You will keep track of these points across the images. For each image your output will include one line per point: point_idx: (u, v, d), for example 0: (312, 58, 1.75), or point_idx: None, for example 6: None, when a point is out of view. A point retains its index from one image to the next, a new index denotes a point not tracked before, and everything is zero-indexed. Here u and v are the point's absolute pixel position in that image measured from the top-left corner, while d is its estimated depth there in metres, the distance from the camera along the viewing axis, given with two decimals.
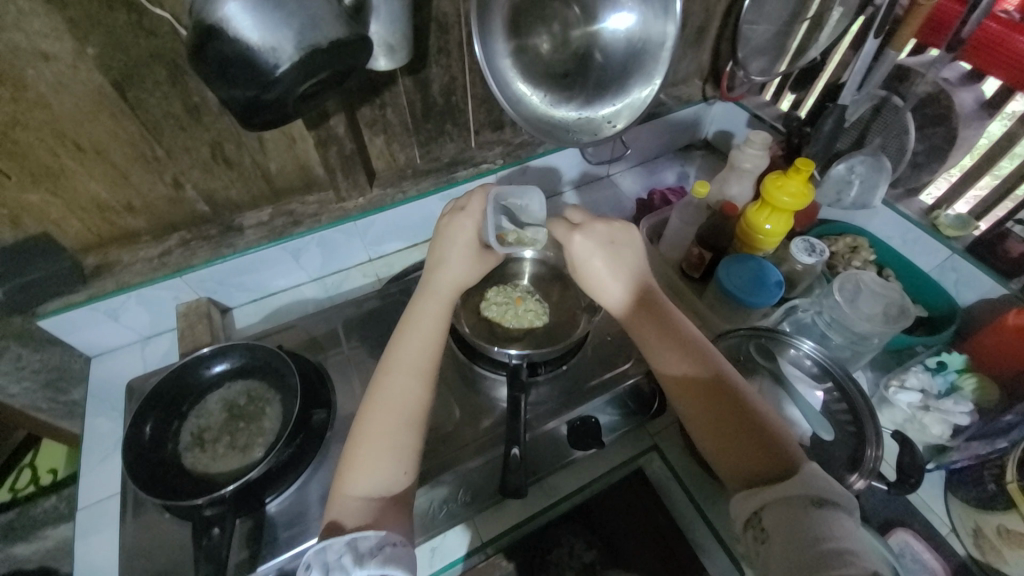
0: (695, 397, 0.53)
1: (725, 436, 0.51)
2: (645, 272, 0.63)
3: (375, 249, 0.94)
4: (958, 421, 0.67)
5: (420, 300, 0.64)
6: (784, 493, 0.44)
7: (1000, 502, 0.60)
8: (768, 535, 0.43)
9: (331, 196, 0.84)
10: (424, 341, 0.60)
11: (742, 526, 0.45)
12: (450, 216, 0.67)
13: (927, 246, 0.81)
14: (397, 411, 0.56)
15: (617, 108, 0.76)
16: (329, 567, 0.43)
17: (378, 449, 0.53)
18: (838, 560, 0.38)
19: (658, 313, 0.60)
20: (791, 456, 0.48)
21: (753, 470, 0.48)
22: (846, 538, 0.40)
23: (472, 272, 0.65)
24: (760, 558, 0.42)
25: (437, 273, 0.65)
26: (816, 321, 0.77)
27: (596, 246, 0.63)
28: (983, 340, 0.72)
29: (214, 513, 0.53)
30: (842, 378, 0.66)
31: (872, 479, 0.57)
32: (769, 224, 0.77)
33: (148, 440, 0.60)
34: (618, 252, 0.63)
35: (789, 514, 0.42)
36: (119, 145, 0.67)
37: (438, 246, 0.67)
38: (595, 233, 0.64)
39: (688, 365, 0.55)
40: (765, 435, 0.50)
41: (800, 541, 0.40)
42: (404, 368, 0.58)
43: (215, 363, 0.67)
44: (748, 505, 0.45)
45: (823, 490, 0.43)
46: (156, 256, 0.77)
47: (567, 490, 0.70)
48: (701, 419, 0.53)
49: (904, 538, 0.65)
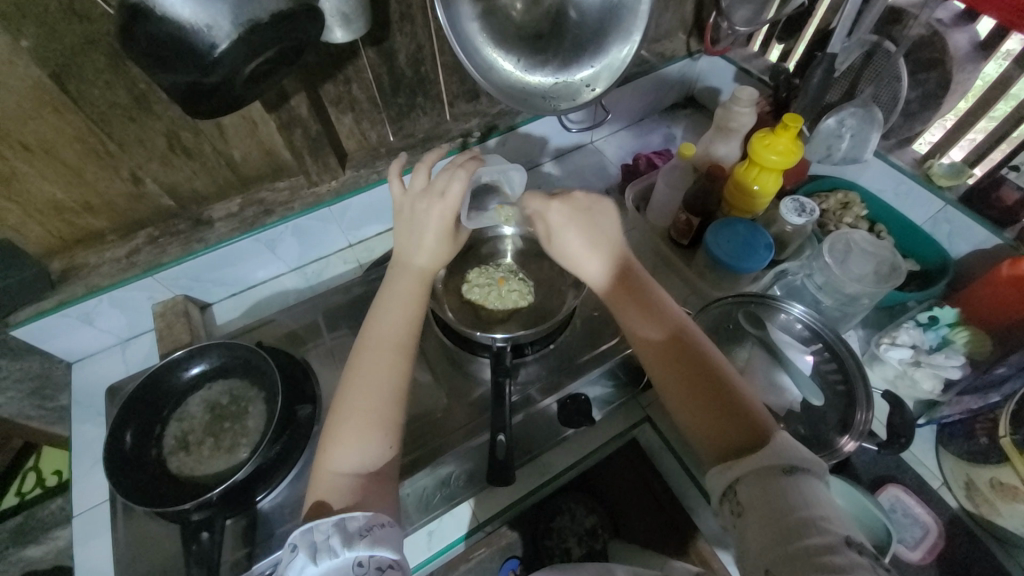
0: (669, 369, 0.53)
1: (701, 408, 0.50)
2: (623, 246, 0.62)
3: (354, 233, 0.91)
4: (950, 375, 0.67)
5: (390, 281, 0.63)
6: (756, 464, 0.43)
7: (994, 456, 0.60)
8: (744, 508, 0.42)
9: (303, 181, 0.80)
10: (399, 319, 0.59)
11: (718, 500, 0.45)
12: (420, 195, 0.63)
13: (920, 197, 0.80)
14: (379, 388, 0.54)
15: (596, 70, 0.71)
16: (317, 547, 0.43)
17: (362, 424, 0.52)
18: (811, 528, 0.38)
19: (634, 286, 0.59)
20: (764, 425, 0.47)
21: (728, 442, 0.47)
22: (817, 504, 0.40)
23: (445, 254, 0.64)
24: (738, 530, 0.42)
25: (407, 252, 0.63)
26: (807, 284, 0.76)
27: (571, 222, 0.62)
28: (977, 292, 0.70)
29: (201, 517, 0.54)
30: (833, 340, 0.65)
31: (862, 440, 0.57)
32: (758, 183, 0.75)
33: (131, 447, 0.59)
34: (597, 229, 0.62)
35: (763, 483, 0.42)
36: (68, 141, 0.63)
37: (407, 224, 0.64)
38: (573, 204, 0.63)
39: (663, 337, 0.55)
40: (739, 407, 0.49)
41: (774, 510, 0.40)
42: (381, 347, 0.57)
43: (192, 365, 0.65)
44: (722, 479, 0.45)
45: (796, 456, 0.43)
46: (124, 255, 0.73)
47: (561, 467, 0.69)
48: (675, 391, 0.52)
49: (896, 494, 0.67)
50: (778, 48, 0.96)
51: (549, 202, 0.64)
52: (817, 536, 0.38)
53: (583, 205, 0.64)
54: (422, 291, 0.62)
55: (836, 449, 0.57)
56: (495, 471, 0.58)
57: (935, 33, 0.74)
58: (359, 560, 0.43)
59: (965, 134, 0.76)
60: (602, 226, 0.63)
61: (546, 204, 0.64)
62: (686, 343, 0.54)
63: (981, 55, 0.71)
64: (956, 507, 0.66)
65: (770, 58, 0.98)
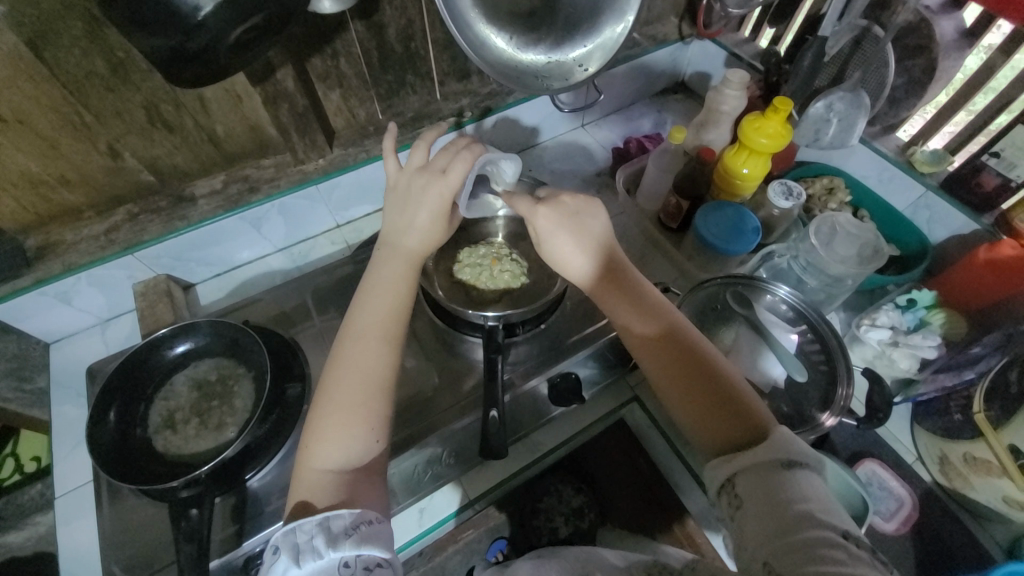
0: (663, 360, 0.53)
1: (693, 399, 0.51)
2: (615, 247, 0.60)
3: (341, 214, 0.89)
4: (926, 355, 0.70)
5: (377, 265, 0.61)
6: (758, 458, 0.44)
7: (967, 432, 0.64)
8: (744, 498, 0.43)
9: (289, 159, 0.78)
10: (385, 308, 0.57)
11: (717, 493, 0.45)
12: (417, 173, 0.62)
13: (902, 182, 0.81)
14: (365, 378, 0.53)
15: (589, 49, 0.71)
16: (300, 549, 0.43)
17: (343, 418, 0.51)
18: (813, 519, 0.39)
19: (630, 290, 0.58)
20: (759, 420, 0.48)
21: (728, 440, 0.48)
22: (816, 496, 0.41)
23: (438, 237, 0.62)
24: (735, 521, 0.43)
25: (394, 234, 0.61)
26: (792, 266, 0.78)
27: (562, 226, 0.59)
28: (953, 277, 0.73)
29: (190, 494, 0.53)
30: (816, 320, 0.67)
31: (842, 415, 0.59)
32: (746, 167, 0.75)
33: (114, 427, 0.58)
34: (590, 236, 0.59)
35: (761, 477, 0.43)
36: (43, 112, 0.60)
37: (398, 203, 0.62)
38: (562, 208, 0.60)
39: (668, 344, 0.54)
40: (737, 406, 0.49)
41: (773, 499, 0.41)
42: (368, 334, 0.55)
43: (177, 343, 0.64)
44: (722, 471, 0.45)
45: (794, 452, 0.44)
46: (103, 232, 0.71)
47: (551, 445, 0.70)
48: (667, 381, 0.52)
49: (872, 468, 0.71)
50: (769, 33, 0.96)
51: (536, 208, 0.60)
52: (814, 522, 0.39)
53: (572, 210, 0.60)
54: (411, 276, 0.60)
55: (817, 424, 0.59)
56: (492, 445, 0.59)
57: (922, 20, 0.74)
58: (345, 560, 0.42)
59: (946, 124, 0.76)
60: (579, 215, 0.60)
61: (535, 211, 0.60)
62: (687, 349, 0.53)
63: (966, 43, 0.71)
64: (929, 482, 0.69)
65: (760, 44, 0.98)
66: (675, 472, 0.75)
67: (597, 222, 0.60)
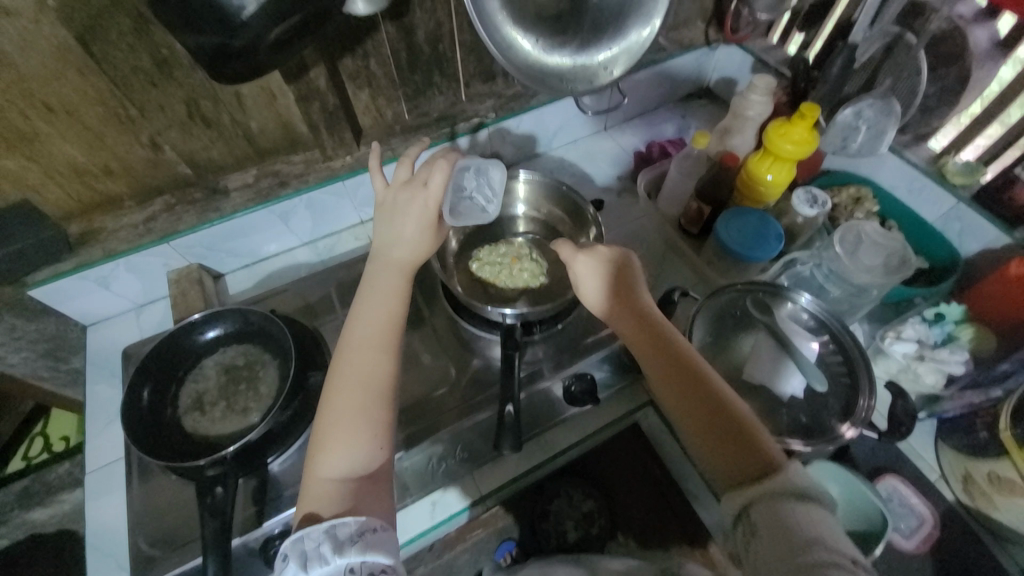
0: (679, 399, 0.52)
1: (708, 439, 0.49)
2: (636, 283, 0.60)
3: (365, 210, 0.91)
4: (952, 370, 0.68)
5: (371, 277, 0.61)
6: (767, 488, 0.44)
7: (993, 449, 0.62)
8: (756, 527, 0.42)
9: (318, 155, 0.81)
10: (380, 320, 0.57)
11: (731, 524, 0.45)
12: (401, 188, 0.63)
13: (931, 194, 0.80)
14: (363, 387, 0.53)
15: (614, 53, 0.72)
16: (308, 556, 0.43)
17: (346, 425, 0.51)
18: (821, 546, 0.39)
19: (647, 325, 0.57)
20: (769, 452, 0.47)
21: (738, 472, 0.47)
22: (829, 528, 0.40)
23: (427, 247, 0.62)
24: (748, 553, 0.42)
25: (386, 249, 0.61)
26: (815, 274, 0.77)
27: (600, 269, 0.61)
28: (989, 289, 0.70)
29: (216, 472, 0.55)
30: (839, 330, 0.66)
31: (863, 427, 0.58)
32: (771, 173, 0.75)
33: (147, 406, 0.61)
34: (618, 274, 0.60)
35: (774, 507, 0.42)
36: (90, 104, 0.64)
37: (389, 216, 0.62)
38: (598, 253, 0.61)
39: (682, 376, 0.53)
40: (747, 438, 0.48)
41: (786, 530, 0.40)
42: (366, 346, 0.56)
43: (207, 330, 0.67)
44: (735, 502, 0.45)
45: (804, 483, 0.43)
46: (142, 221, 0.74)
47: (563, 446, 0.70)
48: (684, 421, 0.52)
49: (893, 484, 0.70)
50: (798, 39, 0.94)
51: (576, 252, 0.62)
52: (828, 556, 0.38)
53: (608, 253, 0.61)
54: (405, 286, 0.60)
55: (836, 435, 0.58)
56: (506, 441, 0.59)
57: (955, 28, 0.72)
58: (351, 567, 0.43)
59: (977, 137, 0.74)
60: (607, 253, 0.61)
61: (574, 257, 0.61)
62: (700, 384, 0.52)
63: (1001, 53, 0.69)
64: (952, 500, 0.67)
65: (789, 50, 0.96)
66: (689, 479, 0.74)
67: (621, 262, 0.61)
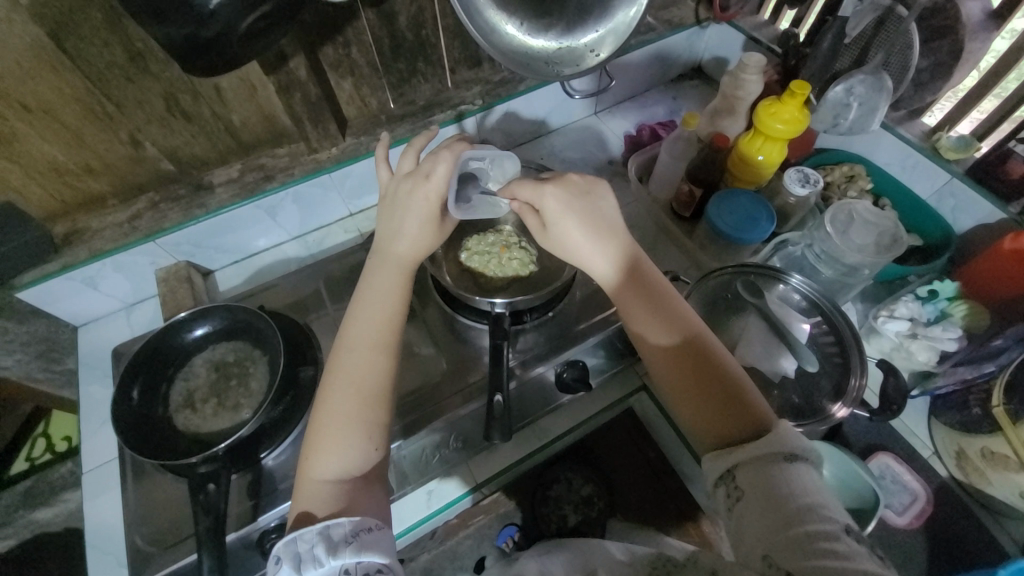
0: (677, 364, 0.51)
1: (697, 397, 0.50)
2: (622, 229, 0.58)
3: (354, 203, 0.90)
4: (946, 348, 0.67)
5: (370, 273, 0.60)
6: (754, 450, 0.44)
7: (986, 425, 0.62)
8: (742, 492, 0.42)
9: (303, 147, 0.79)
10: (379, 321, 0.57)
11: (714, 484, 0.45)
12: (406, 178, 0.61)
13: (926, 169, 0.79)
14: (361, 386, 0.53)
15: (600, 35, 0.70)
16: (302, 558, 0.43)
17: (336, 428, 0.51)
18: (812, 515, 0.39)
19: (638, 277, 0.56)
20: (758, 411, 0.48)
21: (726, 432, 0.47)
22: (815, 489, 0.40)
23: (429, 241, 0.60)
24: (733, 513, 0.43)
25: (387, 243, 0.60)
26: (806, 254, 0.76)
27: (570, 210, 0.56)
28: (980, 267, 0.70)
29: (209, 469, 0.55)
30: (831, 310, 0.65)
31: (855, 406, 0.58)
32: (762, 154, 0.74)
33: (137, 405, 0.60)
34: (596, 217, 0.56)
35: (760, 470, 0.42)
36: (67, 102, 0.62)
37: (389, 207, 0.61)
38: (568, 186, 0.57)
39: (672, 329, 0.53)
40: (735, 396, 0.49)
41: (773, 493, 0.41)
42: (365, 343, 0.55)
43: (196, 327, 0.67)
44: (719, 463, 0.45)
45: (791, 442, 0.43)
46: (126, 220, 0.73)
47: (557, 432, 0.71)
48: (673, 377, 0.52)
49: (885, 462, 0.72)
50: (790, 15, 0.93)
51: (542, 187, 0.56)
52: (816, 520, 0.39)
53: (580, 189, 0.57)
54: (404, 281, 0.59)
55: (828, 415, 0.59)
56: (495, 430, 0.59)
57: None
58: (346, 568, 0.43)
59: (971, 111, 0.73)
60: (579, 189, 0.57)
61: (539, 192, 0.56)
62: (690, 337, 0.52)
63: (994, 24, 0.69)
64: (945, 476, 0.68)
65: (781, 26, 0.94)
66: (684, 462, 0.75)
67: (597, 203, 0.57)
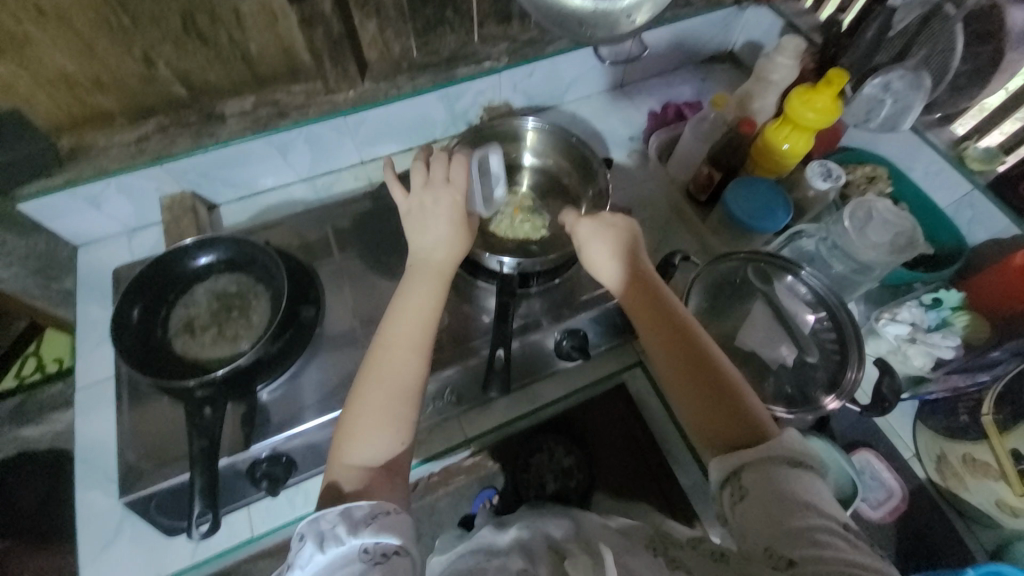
0: (678, 366, 0.52)
1: (704, 406, 0.50)
2: (641, 253, 0.60)
3: (367, 150, 0.89)
4: (942, 355, 0.68)
5: (410, 279, 0.59)
6: (760, 451, 0.45)
7: (971, 433, 0.64)
8: (746, 492, 0.44)
9: (319, 86, 0.76)
10: (413, 322, 0.56)
11: (719, 485, 0.46)
12: (423, 191, 0.62)
13: (949, 179, 0.78)
14: (393, 382, 0.53)
15: (640, 0, 0.66)
16: (324, 536, 0.44)
17: (370, 419, 0.51)
18: (813, 510, 0.41)
19: (652, 292, 0.57)
20: (760, 422, 0.48)
21: (727, 436, 0.48)
22: (815, 492, 0.42)
23: (461, 246, 0.60)
24: (737, 515, 0.44)
25: (425, 251, 0.60)
26: (819, 248, 0.75)
27: (598, 238, 0.60)
28: (985, 280, 0.70)
29: (205, 394, 0.56)
30: (836, 305, 0.65)
31: (847, 400, 0.59)
32: (787, 143, 0.72)
33: (136, 324, 0.61)
34: (619, 240, 0.60)
35: (765, 471, 0.44)
36: (80, 8, 0.58)
37: (415, 216, 0.61)
38: (597, 221, 0.61)
39: (679, 343, 0.54)
40: (737, 403, 0.50)
41: (778, 493, 0.42)
42: (400, 343, 0.55)
43: (200, 256, 0.66)
44: (725, 464, 0.46)
45: (799, 449, 0.45)
46: (134, 140, 0.72)
47: (551, 399, 0.72)
48: (677, 387, 0.52)
49: (867, 458, 0.71)
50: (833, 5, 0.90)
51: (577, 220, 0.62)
52: (817, 518, 0.40)
53: (611, 224, 0.61)
54: (441, 288, 0.58)
55: (819, 405, 0.60)
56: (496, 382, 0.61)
57: (995, 6, 0.69)
58: (365, 547, 0.43)
59: (996, 127, 0.72)
60: (613, 223, 0.61)
61: (579, 227, 0.61)
62: (696, 352, 0.53)
63: None
64: (923, 478, 0.70)
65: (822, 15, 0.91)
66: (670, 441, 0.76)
67: (629, 233, 0.61)
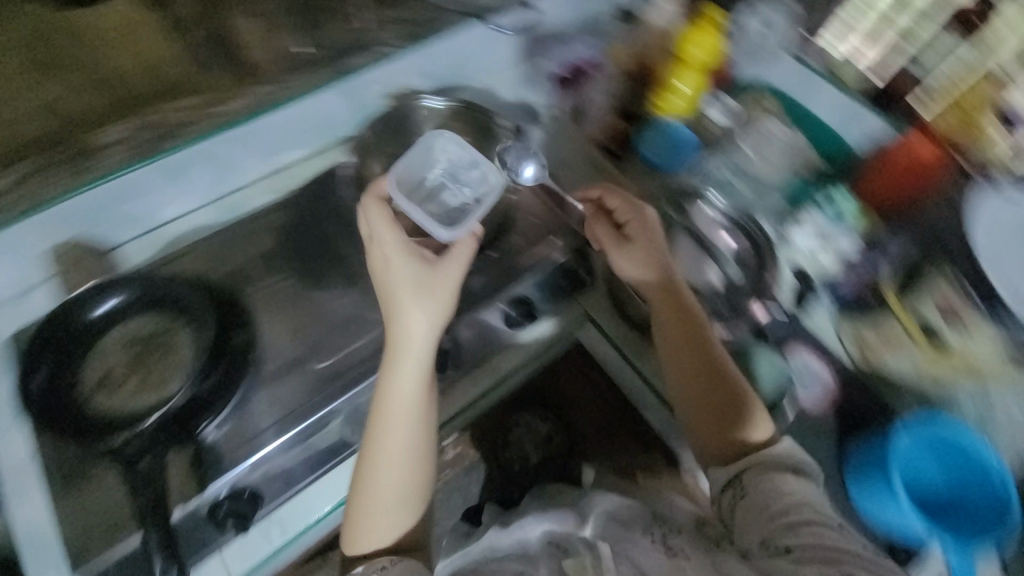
0: (690, 374, 0.63)
1: (702, 407, 0.62)
2: (668, 270, 0.67)
3: (277, 154, 0.77)
4: (845, 248, 0.75)
5: (393, 370, 0.55)
6: (761, 459, 0.56)
7: (874, 303, 0.75)
8: (745, 491, 0.55)
9: (211, 96, 0.70)
10: (400, 412, 0.54)
11: (722, 487, 0.57)
12: (383, 242, 0.57)
13: (819, 91, 0.83)
14: (397, 463, 0.54)
15: None
16: None
17: (378, 512, 0.53)
18: (800, 510, 0.51)
19: (679, 304, 0.65)
20: (748, 423, 0.60)
21: (717, 442, 0.60)
22: (799, 491, 0.53)
23: (443, 294, 0.56)
24: (737, 515, 0.54)
25: (405, 331, 0.55)
26: (727, 176, 0.82)
27: (628, 253, 0.68)
28: (872, 180, 0.78)
29: (137, 445, 0.56)
30: (748, 224, 0.76)
31: (767, 300, 0.74)
32: (678, 80, 0.80)
33: (45, 390, 0.59)
34: (651, 266, 0.67)
35: (763, 476, 0.55)
36: None
37: (384, 268, 0.56)
38: (630, 245, 0.68)
39: (698, 360, 0.63)
40: (733, 399, 0.61)
41: (771, 497, 0.53)
42: (396, 430, 0.54)
43: (102, 303, 0.63)
44: (728, 470, 0.57)
45: (798, 460, 0.56)
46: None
47: (504, 369, 0.70)
48: (684, 382, 0.63)
49: (801, 357, 0.73)
50: None
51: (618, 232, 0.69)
52: (804, 515, 0.50)
53: (647, 234, 0.68)
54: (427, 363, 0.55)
55: (748, 312, 0.73)
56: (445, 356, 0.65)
57: None
58: None
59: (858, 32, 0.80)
60: (641, 252, 0.68)
61: (615, 249, 0.68)
62: (716, 366, 0.63)
63: None
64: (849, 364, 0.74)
65: None
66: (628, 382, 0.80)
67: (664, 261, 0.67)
